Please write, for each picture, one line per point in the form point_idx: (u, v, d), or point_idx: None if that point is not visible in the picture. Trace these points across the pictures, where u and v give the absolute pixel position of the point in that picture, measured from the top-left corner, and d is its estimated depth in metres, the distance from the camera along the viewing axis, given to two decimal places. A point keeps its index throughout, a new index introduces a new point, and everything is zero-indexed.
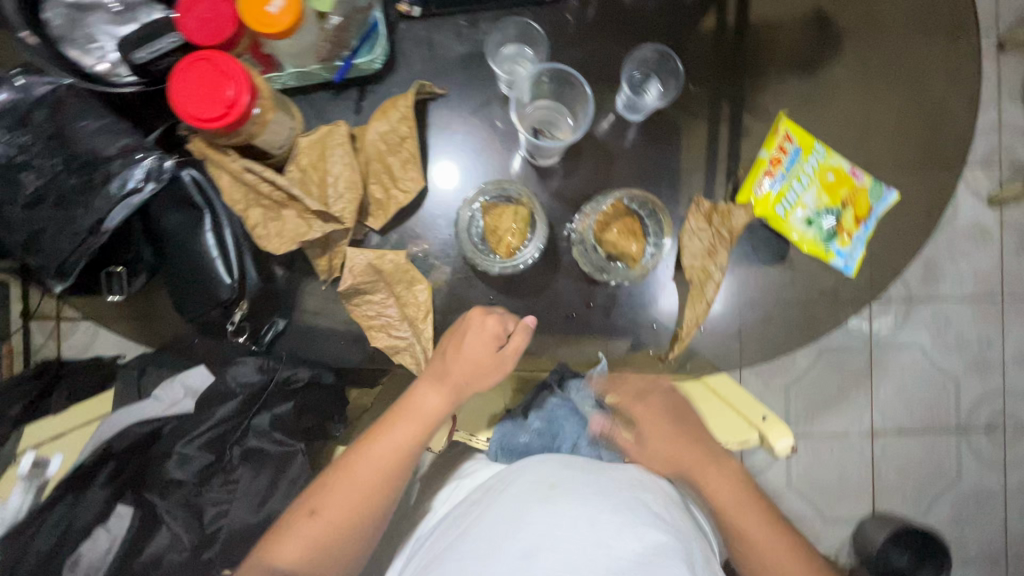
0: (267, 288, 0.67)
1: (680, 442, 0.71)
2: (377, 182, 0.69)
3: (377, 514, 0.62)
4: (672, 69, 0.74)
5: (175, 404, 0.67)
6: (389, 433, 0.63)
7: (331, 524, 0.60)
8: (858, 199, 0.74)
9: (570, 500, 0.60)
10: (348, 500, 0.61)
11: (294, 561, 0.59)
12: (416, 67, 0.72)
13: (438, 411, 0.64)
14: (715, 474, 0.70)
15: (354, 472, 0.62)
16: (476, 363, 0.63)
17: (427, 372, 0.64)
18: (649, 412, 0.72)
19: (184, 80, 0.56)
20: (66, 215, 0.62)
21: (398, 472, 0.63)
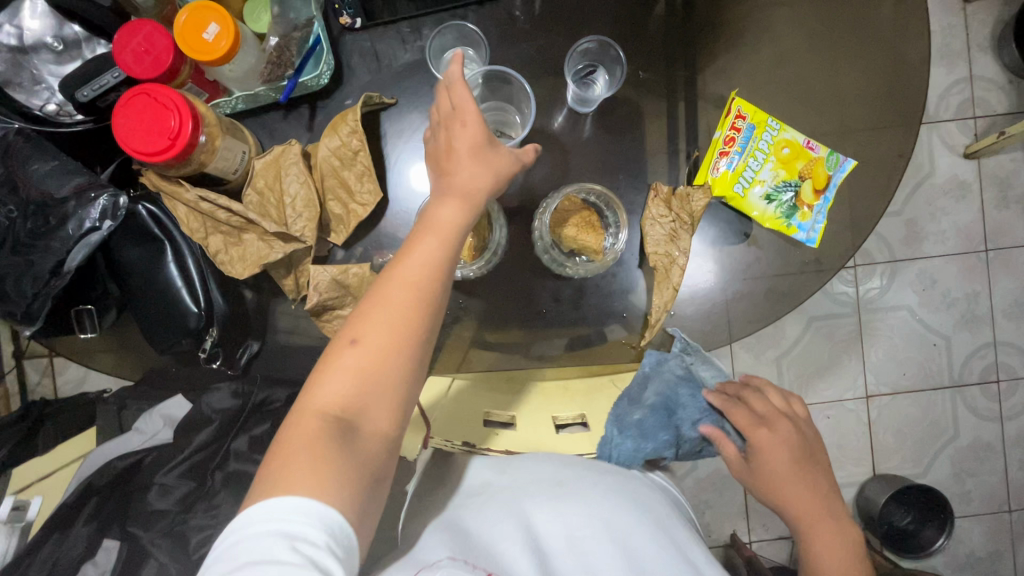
0: (236, 311, 0.68)
1: (817, 484, 0.65)
2: (334, 197, 0.69)
3: (416, 344, 0.52)
4: (615, 58, 0.74)
5: (153, 435, 0.64)
6: (412, 249, 0.54)
7: (369, 356, 0.50)
8: (816, 171, 0.74)
9: (579, 498, 0.58)
10: (382, 326, 0.51)
11: (338, 400, 0.49)
12: (365, 78, 0.72)
13: (458, 221, 0.56)
14: (831, 532, 0.63)
15: (387, 298, 0.52)
16: (470, 131, 0.57)
17: (438, 190, 0.58)
18: (774, 448, 0.65)
19: (127, 117, 0.56)
20: (26, 260, 0.62)
21: (434, 291, 0.53)
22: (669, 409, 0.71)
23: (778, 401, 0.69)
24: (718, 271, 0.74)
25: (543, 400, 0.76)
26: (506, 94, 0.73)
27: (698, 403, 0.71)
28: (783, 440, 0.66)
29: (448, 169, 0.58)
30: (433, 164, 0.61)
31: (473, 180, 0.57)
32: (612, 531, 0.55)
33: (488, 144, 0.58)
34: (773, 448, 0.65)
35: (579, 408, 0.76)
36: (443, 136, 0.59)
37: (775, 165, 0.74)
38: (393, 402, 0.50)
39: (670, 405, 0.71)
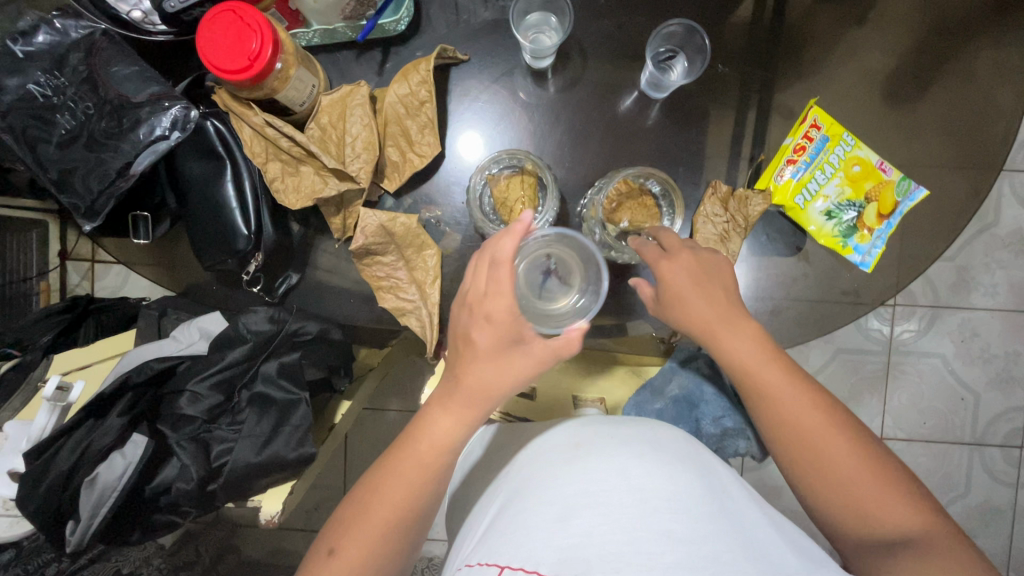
0: (282, 243, 0.69)
1: (720, 303, 0.62)
2: (393, 144, 0.69)
3: (402, 543, 0.57)
4: (699, 45, 0.71)
5: (189, 345, 0.68)
6: (401, 460, 0.57)
7: (348, 566, 0.54)
8: (884, 195, 0.71)
9: (596, 457, 0.57)
10: (365, 542, 0.55)
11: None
12: (441, 32, 0.72)
13: (451, 436, 0.57)
14: (746, 337, 0.61)
15: (369, 509, 0.56)
16: (492, 328, 0.55)
17: (436, 396, 0.58)
18: (672, 270, 0.63)
19: (211, 31, 0.57)
20: (97, 157, 0.64)
21: (420, 496, 0.57)
22: (690, 403, 0.72)
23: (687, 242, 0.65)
24: (761, 284, 0.71)
25: (565, 379, 0.80)
26: (577, 67, 0.72)
27: (719, 402, 0.72)
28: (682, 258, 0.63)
29: (464, 364, 0.57)
30: (452, 346, 0.59)
31: (484, 384, 0.56)
32: (629, 482, 0.54)
33: (511, 344, 0.55)
34: (665, 267, 0.63)
35: (599, 393, 0.80)
36: (465, 327, 0.56)
37: (843, 182, 0.71)
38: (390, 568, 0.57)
39: (693, 398, 0.73)
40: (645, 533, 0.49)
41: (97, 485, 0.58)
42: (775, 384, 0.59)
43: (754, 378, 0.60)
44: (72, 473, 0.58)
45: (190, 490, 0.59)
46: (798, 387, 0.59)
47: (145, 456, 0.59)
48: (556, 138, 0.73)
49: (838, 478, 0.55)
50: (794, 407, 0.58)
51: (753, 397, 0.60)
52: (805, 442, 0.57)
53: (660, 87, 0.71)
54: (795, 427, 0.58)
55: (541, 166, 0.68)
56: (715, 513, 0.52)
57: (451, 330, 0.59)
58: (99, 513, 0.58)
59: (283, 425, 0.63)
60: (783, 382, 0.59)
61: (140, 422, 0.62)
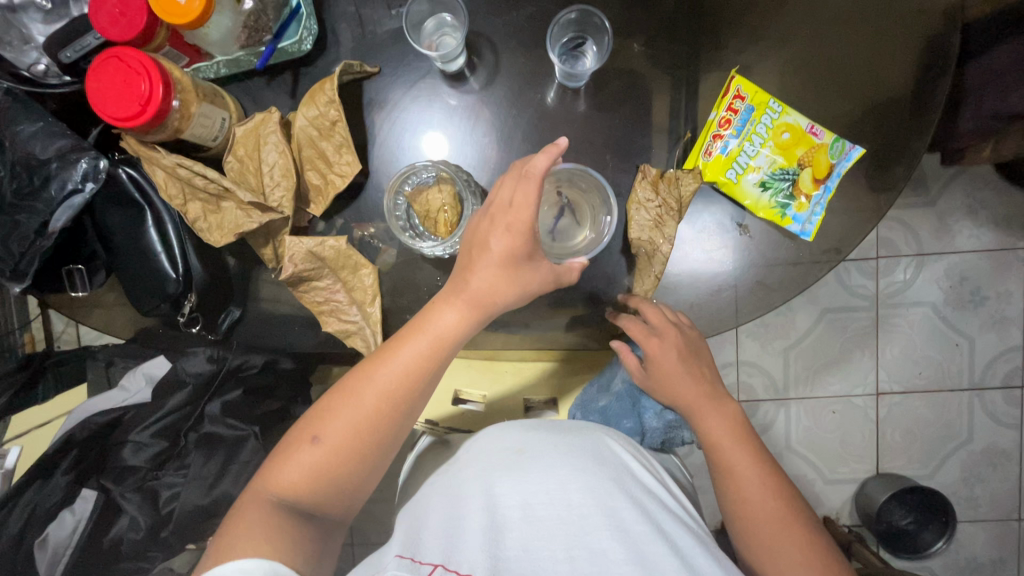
0: (217, 278, 0.69)
1: (701, 387, 0.69)
2: (312, 168, 0.68)
3: (381, 443, 0.59)
4: (597, 25, 0.70)
5: (135, 393, 0.68)
6: (403, 351, 0.59)
7: (333, 449, 0.57)
8: (817, 159, 0.68)
9: (537, 467, 0.57)
10: (352, 426, 0.58)
11: (291, 485, 0.57)
12: (349, 46, 0.70)
13: (453, 328, 0.60)
14: (722, 419, 0.67)
15: (360, 394, 0.59)
16: (511, 238, 0.57)
17: (444, 291, 0.61)
18: (664, 351, 0.67)
19: (99, 81, 0.56)
20: (12, 220, 0.64)
21: (414, 394, 0.60)
22: (635, 397, 0.74)
23: (669, 315, 0.69)
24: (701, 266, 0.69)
25: (518, 383, 0.80)
26: (493, 64, 0.70)
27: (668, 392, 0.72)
28: (673, 343, 0.68)
29: (473, 267, 0.59)
30: (463, 248, 0.61)
31: (488, 289, 0.60)
32: (569, 498, 0.54)
33: (521, 258, 0.58)
34: (657, 348, 0.67)
35: (551, 391, 0.80)
36: (483, 234, 0.59)
37: (773, 151, 0.68)
38: (349, 484, 0.59)
39: (636, 394, 0.75)
40: (583, 551, 0.49)
41: (49, 544, 0.61)
42: (741, 464, 0.64)
43: (723, 459, 0.65)
44: (21, 536, 0.60)
45: (139, 540, 0.62)
46: (763, 472, 0.63)
47: (93, 512, 0.62)
48: (480, 140, 0.71)
49: (780, 564, 0.59)
50: (756, 491, 0.62)
51: (721, 473, 0.65)
52: (759, 524, 0.61)
53: (581, 78, 0.68)
54: (754, 508, 0.62)
55: (450, 169, 0.66)
56: (654, 533, 0.52)
57: (466, 234, 0.62)
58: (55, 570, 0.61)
59: (231, 464, 0.64)
60: (748, 462, 0.64)
61: (87, 478, 0.63)
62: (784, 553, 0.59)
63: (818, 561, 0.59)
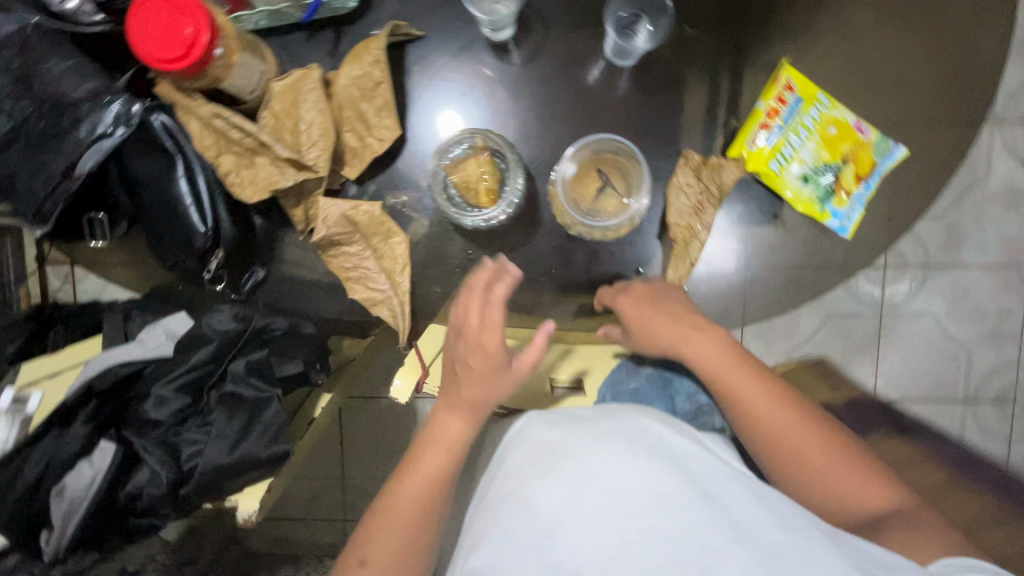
0: (243, 236, 0.68)
1: (686, 321, 0.67)
2: (351, 129, 0.66)
3: (428, 534, 0.64)
4: (660, 6, 0.67)
5: (156, 348, 0.66)
6: (419, 465, 0.66)
7: (382, 564, 0.61)
8: (861, 156, 0.67)
9: (572, 460, 0.55)
10: (392, 543, 0.62)
11: None
12: (394, 6, 0.68)
13: (459, 437, 0.67)
14: (711, 346, 0.67)
15: (389, 510, 0.64)
16: (486, 356, 0.66)
17: (442, 402, 0.69)
18: (636, 306, 0.68)
19: (142, 19, 0.53)
20: (38, 159, 0.60)
21: (439, 493, 0.66)
22: (666, 379, 0.74)
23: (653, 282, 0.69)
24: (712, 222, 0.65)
25: (543, 360, 0.79)
26: (540, 37, 0.69)
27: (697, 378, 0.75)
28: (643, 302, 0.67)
29: (458, 380, 0.67)
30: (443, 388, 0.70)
31: (479, 395, 0.67)
32: (607, 484, 0.51)
33: (502, 366, 0.67)
34: (631, 307, 0.68)
35: (577, 371, 0.79)
36: (461, 354, 0.67)
37: (818, 145, 0.66)
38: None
39: (667, 377, 0.74)
40: (634, 533, 0.47)
41: (66, 494, 0.60)
42: (744, 389, 0.65)
43: (728, 386, 0.65)
44: (39, 484, 0.60)
45: (159, 494, 0.60)
46: (766, 390, 0.65)
47: (111, 465, 0.60)
48: (522, 114, 0.69)
49: (807, 470, 0.62)
50: (763, 406, 0.64)
51: (725, 400, 0.65)
52: (774, 436, 0.64)
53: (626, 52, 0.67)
54: (765, 426, 0.64)
55: (491, 138, 0.66)
56: (699, 499, 0.50)
57: (445, 360, 0.70)
58: (71, 522, 0.60)
59: (254, 424, 0.63)
60: (749, 382, 0.65)
61: (108, 429, 0.62)
62: (807, 447, 0.63)
63: (837, 441, 0.64)
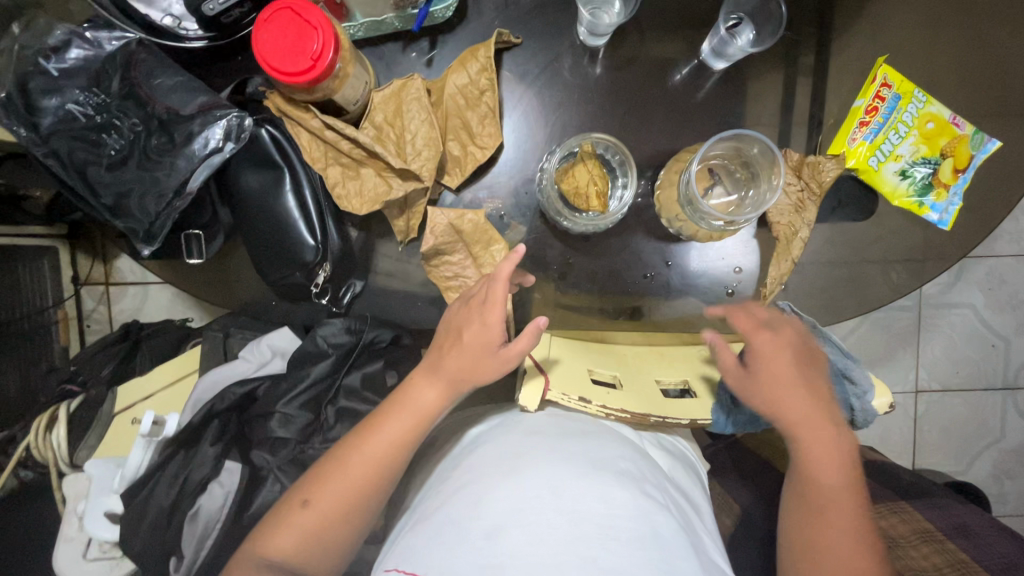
0: (345, 250, 0.66)
1: (812, 390, 0.62)
2: (454, 138, 0.67)
3: (364, 515, 0.58)
4: (773, 14, 0.67)
5: (266, 364, 0.66)
6: (385, 424, 0.59)
7: (322, 516, 0.56)
8: (958, 150, 0.68)
9: (534, 470, 0.55)
10: (340, 498, 0.56)
11: (285, 551, 0.55)
12: (490, 15, 0.69)
13: (432, 407, 0.60)
14: (831, 427, 0.63)
15: (362, 448, 0.58)
16: (483, 333, 0.59)
17: (421, 368, 0.61)
18: (774, 351, 0.62)
19: (270, 33, 0.53)
20: (151, 176, 0.59)
21: (394, 466, 0.58)
22: None
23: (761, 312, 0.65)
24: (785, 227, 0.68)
25: (644, 363, 0.72)
26: (635, 42, 0.69)
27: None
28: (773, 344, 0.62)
29: (444, 351, 0.61)
30: (433, 345, 0.62)
31: (464, 369, 0.60)
32: (559, 503, 0.51)
33: (496, 348, 0.59)
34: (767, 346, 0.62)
35: (683, 374, 0.71)
36: (456, 325, 0.60)
37: (917, 140, 0.68)
38: (337, 552, 0.57)
39: None
40: (571, 558, 0.47)
41: (200, 519, 0.60)
42: (828, 471, 0.62)
43: (817, 463, 0.62)
44: (174, 507, 0.59)
45: None
46: (850, 491, 0.62)
47: (240, 484, 0.61)
48: (617, 119, 0.70)
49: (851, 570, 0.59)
50: (834, 508, 0.61)
51: (807, 480, 0.63)
52: (818, 528, 0.61)
53: (727, 55, 0.68)
54: (821, 517, 0.61)
55: (594, 141, 0.66)
56: (649, 540, 0.50)
57: (442, 322, 0.63)
58: (204, 547, 0.60)
59: None
60: (834, 458, 0.62)
61: (232, 449, 0.63)
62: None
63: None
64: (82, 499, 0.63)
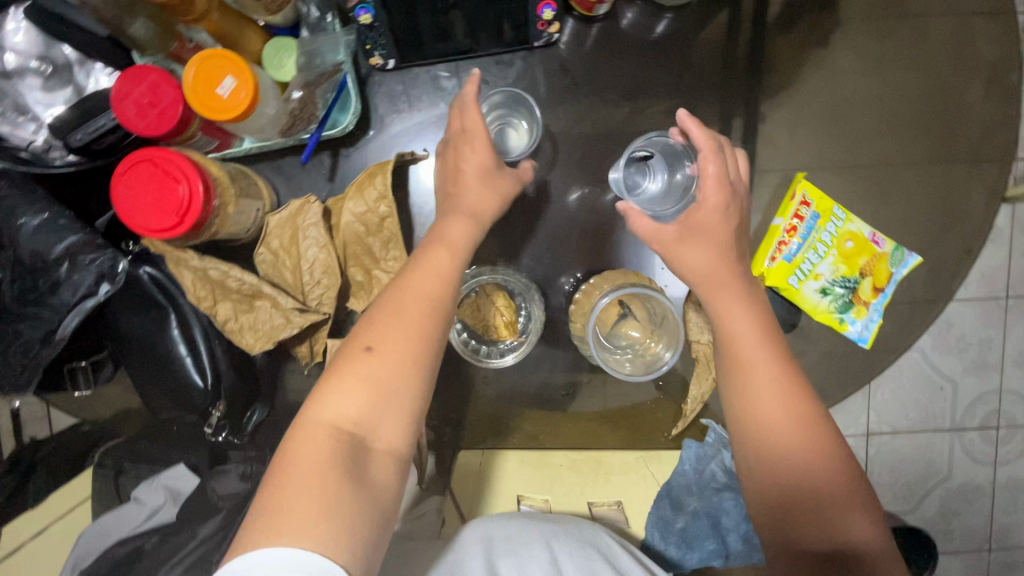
0: (244, 381, 0.63)
1: (730, 365, 0.55)
2: (357, 264, 0.63)
3: (428, 362, 0.49)
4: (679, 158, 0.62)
5: (156, 513, 0.61)
6: (420, 260, 0.53)
7: (390, 360, 0.47)
8: (878, 268, 0.66)
9: (531, 556, 0.56)
10: (406, 334, 0.48)
11: (352, 407, 0.45)
12: (396, 126, 0.65)
13: (467, 237, 0.56)
14: (708, 250, 0.55)
15: (402, 313, 0.49)
16: (479, 153, 0.56)
17: (442, 209, 0.58)
18: (717, 187, 0.53)
19: (128, 186, 0.49)
20: (14, 328, 0.55)
21: (445, 306, 0.51)
22: (714, 514, 0.72)
23: (715, 175, 0.53)
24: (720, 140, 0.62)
25: (579, 482, 0.71)
26: (550, 153, 0.66)
27: (740, 510, 0.72)
28: (713, 179, 0.53)
29: (456, 190, 0.57)
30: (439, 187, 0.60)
31: (478, 200, 0.57)
32: None
33: (496, 166, 0.58)
34: (712, 193, 0.53)
35: (618, 493, 0.72)
36: (454, 162, 0.58)
37: (837, 259, 0.66)
38: (405, 406, 0.47)
39: (713, 514, 0.72)
40: None
41: None
42: (745, 335, 0.54)
43: (778, 441, 0.52)
44: None
45: None
46: (789, 397, 0.52)
47: None
48: (533, 230, 0.67)
49: (826, 487, 0.51)
50: (785, 428, 0.52)
51: (755, 436, 0.53)
52: (791, 455, 0.51)
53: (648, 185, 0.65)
54: (771, 506, 0.52)
55: (502, 278, 0.65)
56: None
57: (436, 174, 0.61)
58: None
59: None
60: (757, 336, 0.54)
61: None
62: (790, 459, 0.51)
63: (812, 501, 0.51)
64: None
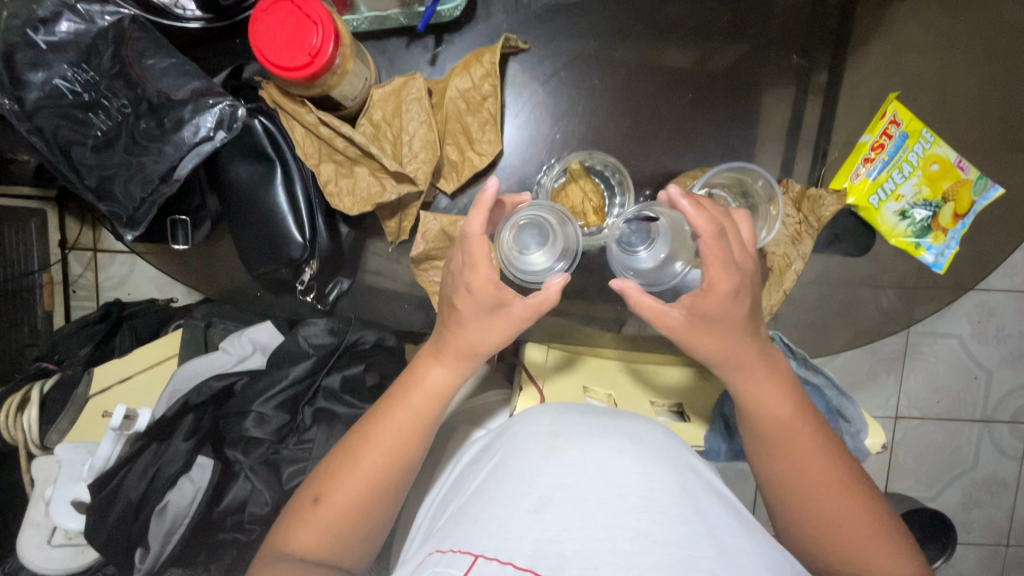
0: (335, 248, 0.65)
1: (759, 438, 0.59)
2: (453, 142, 0.65)
3: (388, 493, 0.56)
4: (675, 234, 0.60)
5: (245, 359, 0.71)
6: (395, 409, 0.57)
7: (336, 514, 0.55)
8: (960, 194, 0.68)
9: (576, 447, 0.50)
10: (358, 491, 0.55)
11: (310, 545, 0.54)
12: (501, 17, 0.67)
13: (446, 384, 0.58)
14: (719, 338, 0.54)
15: (360, 458, 0.56)
16: (473, 299, 0.52)
17: (426, 347, 0.58)
18: (723, 277, 0.50)
19: (266, 23, 0.52)
20: (138, 161, 0.59)
21: (409, 453, 0.57)
22: None
23: (722, 274, 0.50)
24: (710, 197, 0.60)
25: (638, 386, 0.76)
26: (646, 56, 0.67)
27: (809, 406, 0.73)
28: (718, 266, 0.50)
29: (449, 326, 0.56)
30: (441, 312, 0.58)
31: (471, 340, 0.55)
32: (607, 477, 0.47)
33: (493, 306, 0.53)
34: (719, 279, 0.50)
35: (676, 397, 0.77)
36: (449, 296, 0.55)
37: (921, 181, 0.68)
38: (365, 544, 0.57)
39: None
40: (623, 530, 0.43)
41: (169, 510, 0.63)
42: (771, 400, 0.58)
43: (810, 497, 0.57)
44: (143, 500, 0.63)
45: (262, 513, 0.64)
46: (822, 448, 0.58)
47: (211, 480, 0.64)
48: (622, 132, 0.68)
49: (867, 539, 0.55)
50: (828, 484, 0.57)
51: (797, 500, 0.57)
52: (836, 519, 0.56)
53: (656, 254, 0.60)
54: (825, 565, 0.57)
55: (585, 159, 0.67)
56: (692, 513, 0.46)
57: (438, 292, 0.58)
58: (171, 540, 0.63)
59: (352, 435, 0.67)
60: (777, 399, 0.58)
61: (205, 445, 0.65)
62: (839, 522, 0.56)
63: (877, 533, 0.56)
64: (49, 483, 0.66)
